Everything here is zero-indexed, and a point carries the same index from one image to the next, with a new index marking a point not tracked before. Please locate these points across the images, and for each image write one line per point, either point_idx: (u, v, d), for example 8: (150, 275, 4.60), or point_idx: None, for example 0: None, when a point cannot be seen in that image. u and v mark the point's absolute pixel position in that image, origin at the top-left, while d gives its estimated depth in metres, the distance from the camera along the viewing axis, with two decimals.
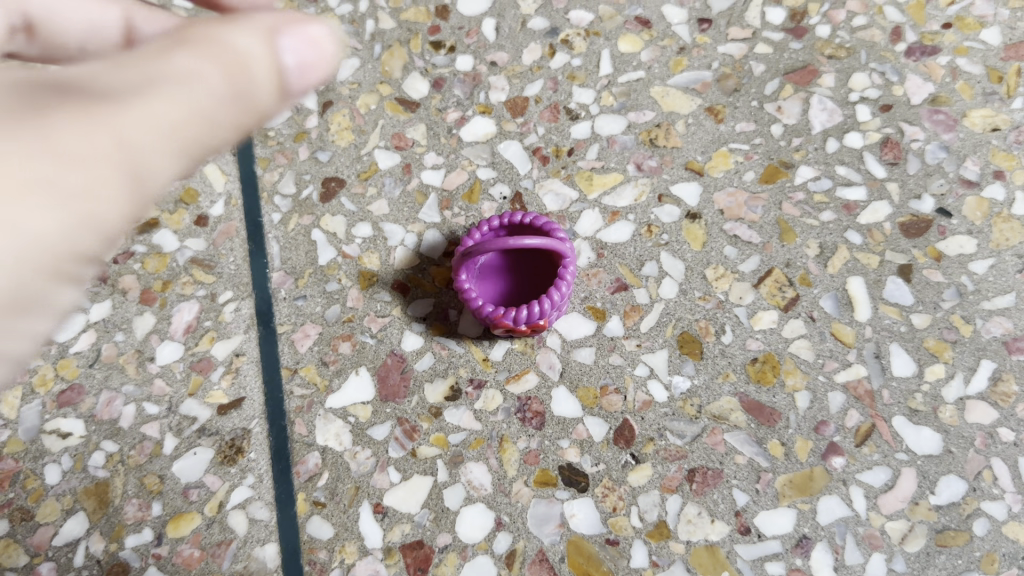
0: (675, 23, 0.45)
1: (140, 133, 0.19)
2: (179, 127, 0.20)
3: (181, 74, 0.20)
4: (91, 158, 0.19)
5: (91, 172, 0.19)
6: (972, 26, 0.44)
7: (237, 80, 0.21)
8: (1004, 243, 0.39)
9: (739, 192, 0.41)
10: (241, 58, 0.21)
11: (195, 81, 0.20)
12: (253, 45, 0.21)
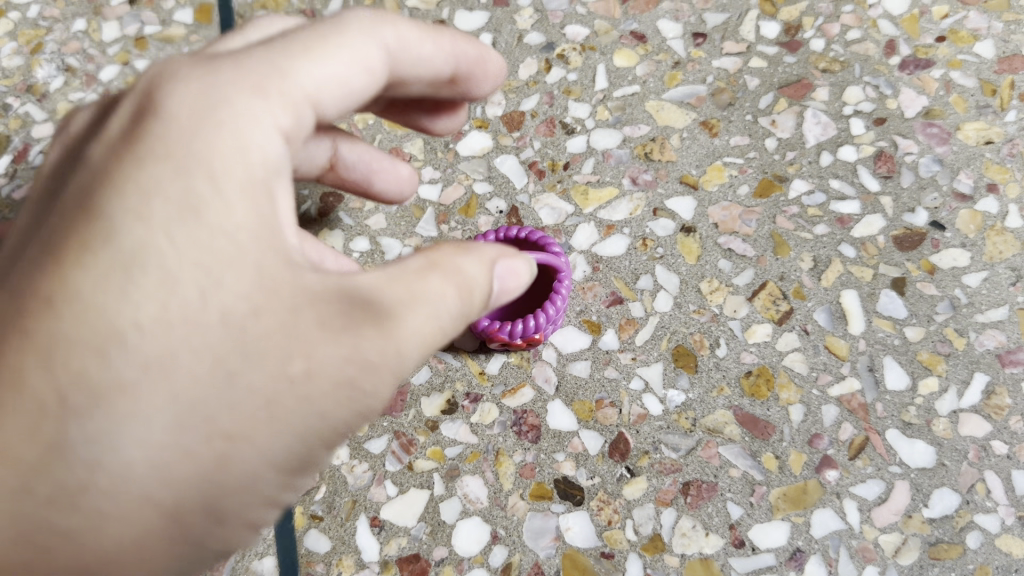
0: (670, 38, 0.46)
1: (372, 355, 0.24)
2: (433, 340, 0.26)
3: (434, 298, 0.25)
4: (342, 389, 0.24)
5: (343, 396, 0.25)
6: (966, 39, 0.44)
7: (472, 295, 0.26)
8: (997, 255, 0.39)
9: (733, 206, 0.41)
10: (469, 283, 0.26)
11: (432, 304, 0.25)
12: (479, 274, 0.27)
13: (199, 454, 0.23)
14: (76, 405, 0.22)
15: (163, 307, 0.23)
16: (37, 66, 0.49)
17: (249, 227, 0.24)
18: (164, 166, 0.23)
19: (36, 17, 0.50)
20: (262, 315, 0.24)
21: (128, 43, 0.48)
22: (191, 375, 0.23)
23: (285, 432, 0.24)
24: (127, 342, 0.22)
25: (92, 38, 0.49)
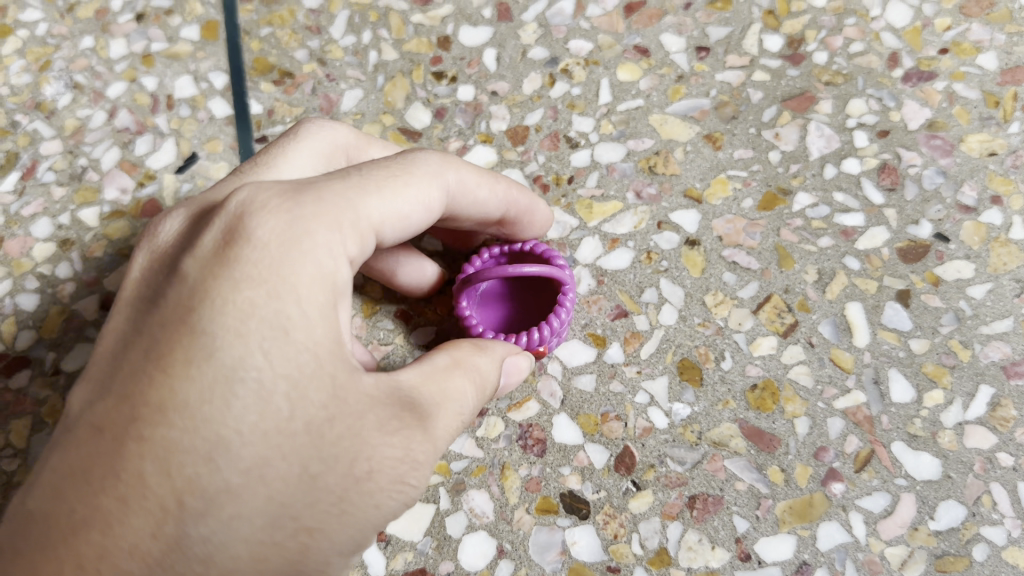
0: (673, 51, 0.46)
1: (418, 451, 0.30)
2: (458, 425, 0.32)
3: (456, 397, 0.32)
4: (394, 479, 0.30)
5: (396, 482, 0.30)
6: (969, 51, 0.44)
7: (489, 384, 0.33)
8: (1001, 267, 0.39)
9: (737, 219, 0.41)
10: (486, 380, 0.33)
11: (457, 400, 0.32)
12: (495, 373, 0.34)
13: (284, 542, 0.28)
14: (191, 505, 0.26)
15: (260, 417, 0.27)
16: (45, 83, 0.49)
17: (327, 345, 0.29)
18: (262, 292, 0.28)
19: (43, 34, 0.51)
20: (334, 421, 0.28)
21: (135, 60, 0.49)
22: (281, 473, 0.28)
23: (351, 522, 0.29)
24: (229, 450, 0.27)
25: (100, 55, 0.49)
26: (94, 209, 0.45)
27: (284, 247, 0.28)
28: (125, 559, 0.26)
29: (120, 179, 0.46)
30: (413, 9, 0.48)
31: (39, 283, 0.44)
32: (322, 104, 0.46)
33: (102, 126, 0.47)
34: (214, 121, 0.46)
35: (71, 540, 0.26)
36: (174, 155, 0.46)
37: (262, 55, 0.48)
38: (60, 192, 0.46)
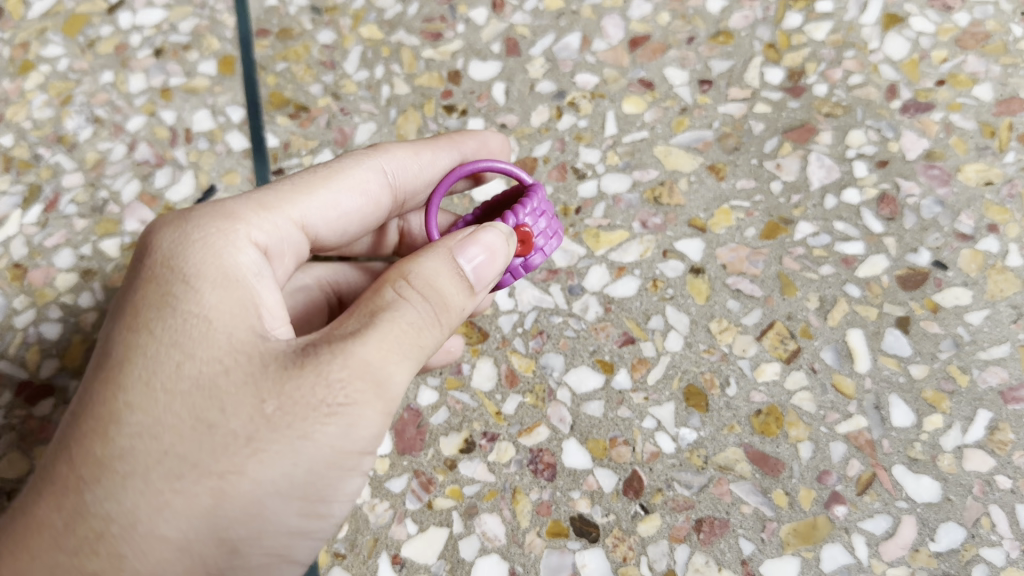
0: (677, 85, 0.47)
1: (336, 375, 0.31)
2: (398, 336, 0.32)
3: (387, 309, 0.32)
4: (315, 407, 0.31)
5: (316, 410, 0.31)
6: (965, 83, 0.46)
7: (437, 286, 0.33)
8: (998, 294, 0.40)
9: (740, 248, 0.43)
10: (427, 279, 0.33)
11: (390, 308, 0.32)
12: (443, 276, 0.33)
13: (195, 492, 0.30)
14: (87, 475, 0.31)
15: (148, 386, 0.31)
16: (66, 117, 0.51)
17: (219, 309, 0.33)
18: (153, 287, 0.33)
19: (65, 69, 0.52)
20: (226, 370, 0.31)
21: (154, 94, 0.50)
22: (174, 424, 0.31)
23: (268, 460, 0.30)
24: (123, 414, 0.31)
25: (119, 90, 0.51)
26: (115, 240, 0.47)
27: (167, 240, 0.34)
28: (42, 534, 0.31)
29: (140, 211, 0.47)
30: (424, 45, 0.50)
31: (62, 313, 0.45)
32: (336, 137, 0.47)
33: (122, 159, 0.49)
34: (232, 154, 0.48)
35: (15, 532, 0.31)
36: (193, 187, 0.47)
37: (278, 90, 0.49)
38: (81, 223, 0.47)
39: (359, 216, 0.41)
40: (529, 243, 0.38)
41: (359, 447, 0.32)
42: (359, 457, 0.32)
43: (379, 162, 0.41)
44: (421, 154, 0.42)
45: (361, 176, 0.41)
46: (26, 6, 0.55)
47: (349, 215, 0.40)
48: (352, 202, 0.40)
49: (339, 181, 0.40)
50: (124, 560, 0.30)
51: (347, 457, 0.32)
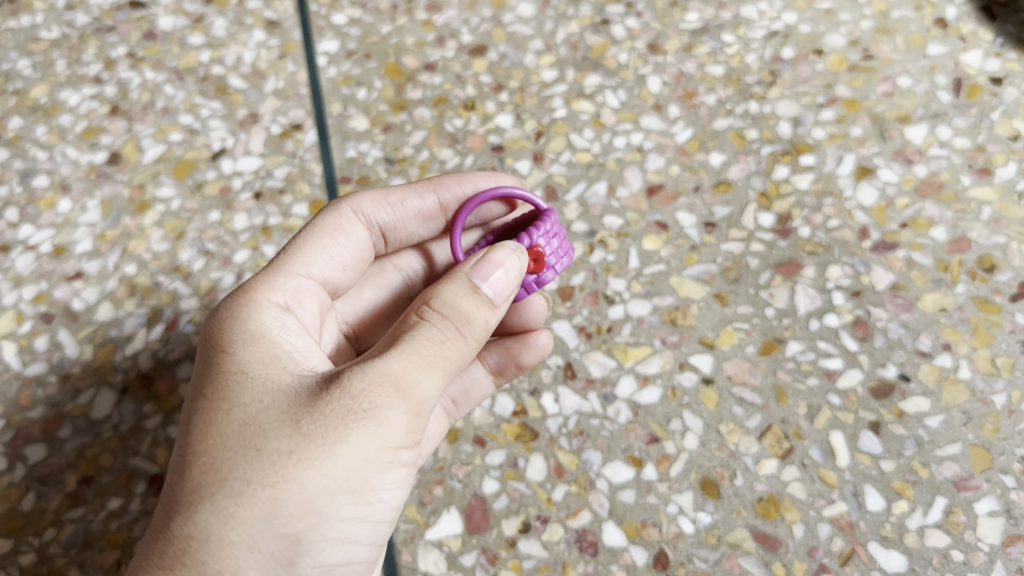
0: (687, 226, 0.58)
1: (358, 391, 0.40)
2: (416, 347, 0.41)
3: (414, 329, 0.42)
4: (346, 415, 0.40)
5: (346, 418, 0.39)
6: (924, 225, 0.56)
7: (455, 304, 0.42)
8: (952, 401, 0.50)
9: (743, 362, 0.53)
10: (445, 302, 0.42)
11: (414, 329, 0.42)
12: (461, 295, 0.43)
13: (255, 501, 0.39)
14: (173, 508, 0.40)
15: (208, 432, 0.41)
16: (181, 249, 0.61)
17: (254, 363, 0.43)
18: (207, 362, 0.44)
19: (177, 208, 0.63)
20: (267, 405, 0.41)
21: (256, 231, 0.61)
22: (231, 451, 0.40)
23: (309, 466, 0.39)
24: (191, 454, 0.41)
25: (226, 227, 0.61)
26: None
27: (215, 318, 0.46)
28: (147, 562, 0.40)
29: None
30: None
31: None
32: None
33: (231, 287, 0.59)
34: None
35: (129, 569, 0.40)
36: None
37: None
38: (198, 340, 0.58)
39: (354, 253, 0.52)
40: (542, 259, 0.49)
41: (392, 442, 0.40)
42: (396, 452, 0.41)
43: (354, 206, 0.53)
44: (390, 195, 0.54)
45: (341, 220, 0.52)
46: (142, 153, 0.66)
47: (346, 251, 0.52)
48: (344, 241, 0.52)
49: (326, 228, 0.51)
50: (204, 566, 0.39)
51: (383, 452, 0.40)
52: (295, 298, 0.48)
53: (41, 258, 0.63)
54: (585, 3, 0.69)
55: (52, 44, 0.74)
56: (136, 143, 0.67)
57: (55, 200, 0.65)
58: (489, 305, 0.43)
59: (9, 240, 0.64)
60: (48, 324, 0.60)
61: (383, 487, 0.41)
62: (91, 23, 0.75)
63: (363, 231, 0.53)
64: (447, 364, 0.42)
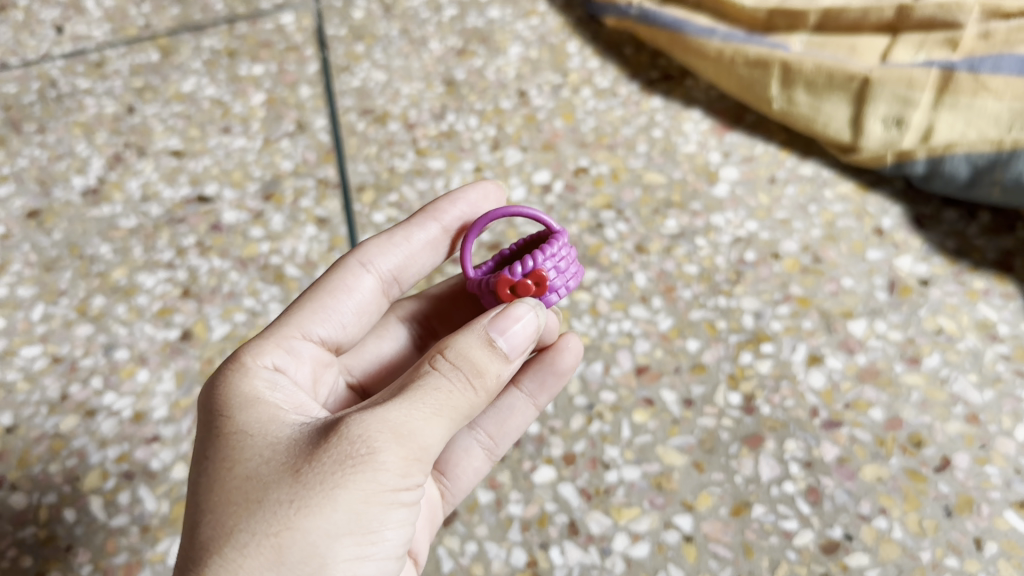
0: (669, 402, 0.70)
1: (353, 441, 0.46)
2: (420, 398, 0.48)
3: (424, 379, 0.49)
4: (344, 462, 0.46)
5: (344, 465, 0.46)
6: (864, 406, 0.68)
7: (467, 357, 0.50)
8: (887, 557, 0.61)
9: (716, 521, 0.64)
10: (454, 357, 0.50)
11: (422, 380, 0.49)
12: (474, 348, 0.50)
13: (260, 550, 0.45)
14: (189, 567, 0.46)
15: (218, 494, 0.48)
16: None
17: (255, 427, 0.50)
18: (214, 431, 0.51)
19: None
20: (270, 462, 0.48)
21: None
22: (239, 505, 0.47)
23: (310, 515, 0.45)
24: (205, 513, 0.47)
25: None
26: None
27: (218, 388, 0.54)
28: None
29: None
30: None
31: None
32: None
33: None
34: None
35: None
36: None
37: None
38: None
39: (359, 305, 0.65)
40: (542, 279, 0.59)
41: (388, 486, 0.47)
42: (392, 492, 0.47)
43: (362, 259, 0.65)
44: (394, 237, 0.67)
45: (348, 275, 0.64)
46: (210, 331, 0.79)
47: (356, 302, 0.64)
48: (351, 293, 0.64)
49: (340, 280, 0.63)
50: None
51: (382, 495, 0.47)
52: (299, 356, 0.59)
53: (123, 422, 0.74)
54: (583, 208, 0.83)
55: (130, 231, 0.87)
56: (204, 322, 0.79)
57: (134, 371, 0.78)
58: (501, 356, 0.51)
59: (95, 405, 0.76)
60: (129, 480, 0.71)
61: (383, 527, 0.48)
62: (164, 214, 0.88)
63: (371, 281, 0.65)
64: (452, 410, 0.49)
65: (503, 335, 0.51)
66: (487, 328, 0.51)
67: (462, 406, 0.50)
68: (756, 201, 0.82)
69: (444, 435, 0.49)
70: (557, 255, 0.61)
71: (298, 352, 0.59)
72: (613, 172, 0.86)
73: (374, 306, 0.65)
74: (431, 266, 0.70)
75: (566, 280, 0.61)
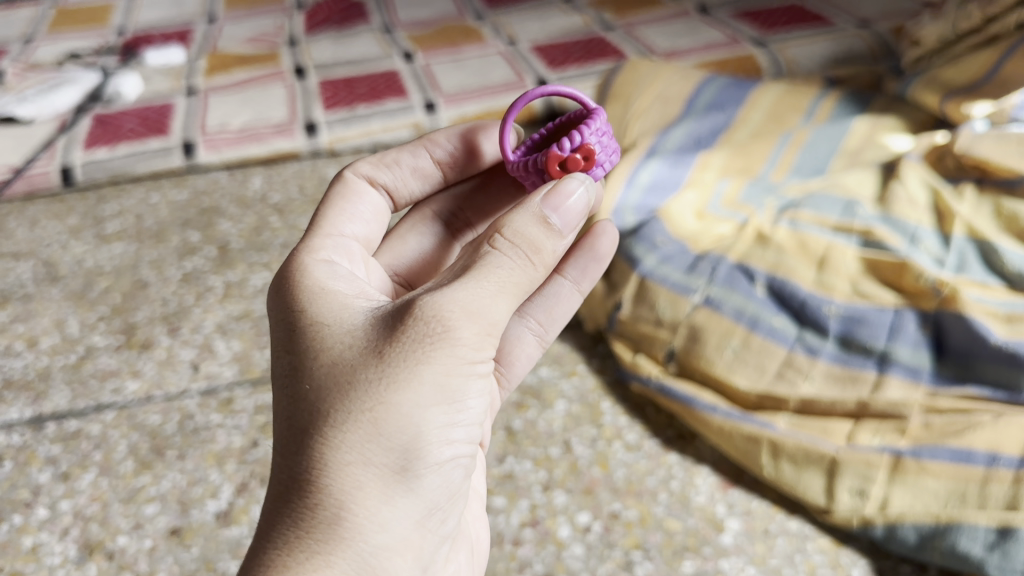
0: None
1: (427, 331, 0.72)
2: (485, 278, 0.75)
3: (489, 261, 0.76)
4: (426, 344, 0.71)
5: (427, 346, 0.71)
6: None
7: (524, 240, 0.78)
8: None
9: None
10: (512, 247, 0.77)
11: (490, 268, 0.76)
12: (528, 235, 0.78)
13: (363, 421, 0.71)
14: (306, 441, 0.72)
15: (318, 387, 0.73)
16: None
17: (337, 328, 0.76)
18: (305, 333, 0.77)
19: None
20: (356, 352, 0.73)
21: None
22: (335, 389, 0.72)
23: (400, 396, 0.71)
24: (310, 395, 0.73)
25: None
26: None
27: (303, 298, 0.80)
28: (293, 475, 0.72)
29: None
30: None
31: None
32: None
33: None
34: None
35: (280, 484, 0.73)
36: None
37: None
38: None
39: (375, 210, 1.02)
40: (589, 156, 0.91)
41: (466, 357, 0.73)
42: (468, 364, 0.73)
43: (357, 173, 1.03)
44: (384, 160, 1.06)
45: (355, 185, 1.02)
46: None
47: (361, 205, 1.01)
48: (358, 199, 1.01)
49: (350, 190, 1.01)
50: (334, 475, 0.71)
51: (460, 369, 0.73)
52: (346, 256, 0.92)
53: None
54: (617, 547, 1.05)
55: None
56: None
57: None
58: (555, 232, 0.80)
59: None
60: None
61: (461, 397, 0.74)
62: None
63: (373, 192, 1.03)
64: (513, 288, 0.77)
65: (556, 212, 0.80)
66: (543, 209, 0.80)
67: (518, 281, 0.77)
68: (754, 548, 1.04)
69: (505, 308, 0.76)
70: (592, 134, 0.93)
71: (339, 251, 0.92)
72: (640, 516, 1.08)
73: (379, 208, 1.03)
74: (416, 186, 1.09)
75: (605, 161, 0.94)
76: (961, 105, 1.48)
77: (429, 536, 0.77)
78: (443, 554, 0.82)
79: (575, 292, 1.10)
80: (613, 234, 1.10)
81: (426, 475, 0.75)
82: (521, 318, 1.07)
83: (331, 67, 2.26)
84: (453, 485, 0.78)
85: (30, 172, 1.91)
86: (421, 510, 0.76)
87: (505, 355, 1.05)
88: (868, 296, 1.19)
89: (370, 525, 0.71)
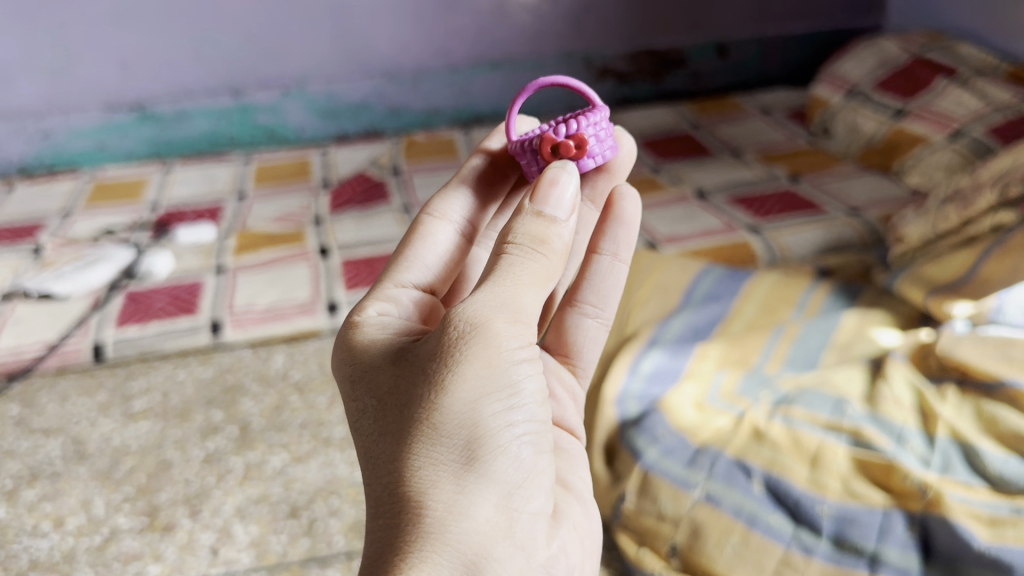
0: None
1: (458, 338, 0.80)
2: (502, 277, 0.84)
3: (506, 262, 0.85)
4: (462, 344, 0.80)
5: (464, 345, 0.80)
6: None
7: (532, 238, 0.87)
8: None
9: None
10: (525, 244, 0.86)
11: (507, 271, 0.85)
12: (533, 233, 0.87)
13: (426, 428, 0.79)
14: (385, 466, 0.81)
15: (382, 419, 0.83)
16: None
17: (387, 366, 0.85)
18: (363, 378, 0.86)
19: None
20: (409, 376, 0.82)
21: None
22: (397, 410, 0.82)
23: (452, 401, 0.79)
24: (379, 422, 0.83)
25: None
26: None
27: (355, 350, 0.89)
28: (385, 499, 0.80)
29: None
30: None
31: None
32: None
33: None
34: None
35: (375, 508, 0.81)
36: None
37: None
38: None
39: (441, 251, 1.08)
40: (580, 145, 1.05)
41: (505, 345, 0.81)
42: (508, 351, 0.81)
43: (429, 212, 1.11)
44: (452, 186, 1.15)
45: (426, 224, 1.09)
46: None
47: (432, 248, 1.07)
48: (426, 242, 1.07)
49: (422, 233, 1.08)
50: (416, 483, 0.79)
51: (500, 358, 0.81)
52: (390, 303, 0.98)
53: None
54: None
55: None
56: None
57: None
58: (552, 220, 0.89)
59: None
60: None
61: (511, 382, 0.82)
62: None
63: (442, 226, 1.10)
64: (533, 279, 0.85)
65: (547, 204, 0.89)
66: (535, 207, 0.89)
67: (535, 270, 0.86)
68: None
69: (533, 297, 0.85)
70: (587, 123, 1.08)
71: (388, 302, 0.98)
72: None
73: (448, 249, 1.08)
74: (479, 207, 1.16)
75: (599, 151, 1.09)
76: (943, 303, 1.58)
77: (519, 515, 0.82)
78: (542, 534, 0.86)
79: (617, 261, 1.19)
80: (630, 198, 1.17)
81: (496, 459, 0.81)
82: (573, 312, 1.19)
83: (353, 247, 2.40)
84: (529, 465, 0.83)
85: (63, 348, 2.01)
86: (504, 493, 0.81)
87: (573, 348, 1.19)
88: (859, 495, 1.24)
89: (455, 515, 0.78)
